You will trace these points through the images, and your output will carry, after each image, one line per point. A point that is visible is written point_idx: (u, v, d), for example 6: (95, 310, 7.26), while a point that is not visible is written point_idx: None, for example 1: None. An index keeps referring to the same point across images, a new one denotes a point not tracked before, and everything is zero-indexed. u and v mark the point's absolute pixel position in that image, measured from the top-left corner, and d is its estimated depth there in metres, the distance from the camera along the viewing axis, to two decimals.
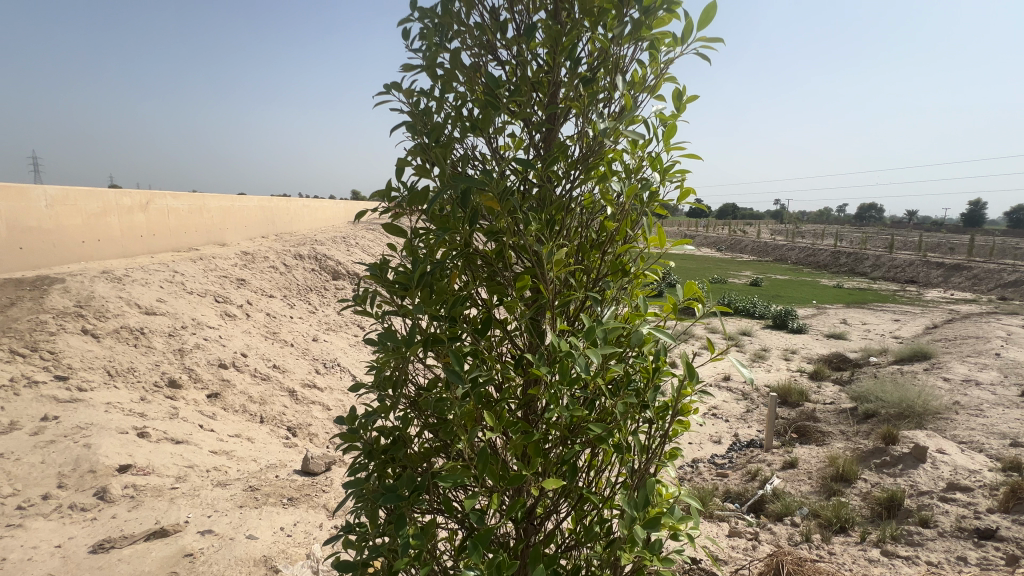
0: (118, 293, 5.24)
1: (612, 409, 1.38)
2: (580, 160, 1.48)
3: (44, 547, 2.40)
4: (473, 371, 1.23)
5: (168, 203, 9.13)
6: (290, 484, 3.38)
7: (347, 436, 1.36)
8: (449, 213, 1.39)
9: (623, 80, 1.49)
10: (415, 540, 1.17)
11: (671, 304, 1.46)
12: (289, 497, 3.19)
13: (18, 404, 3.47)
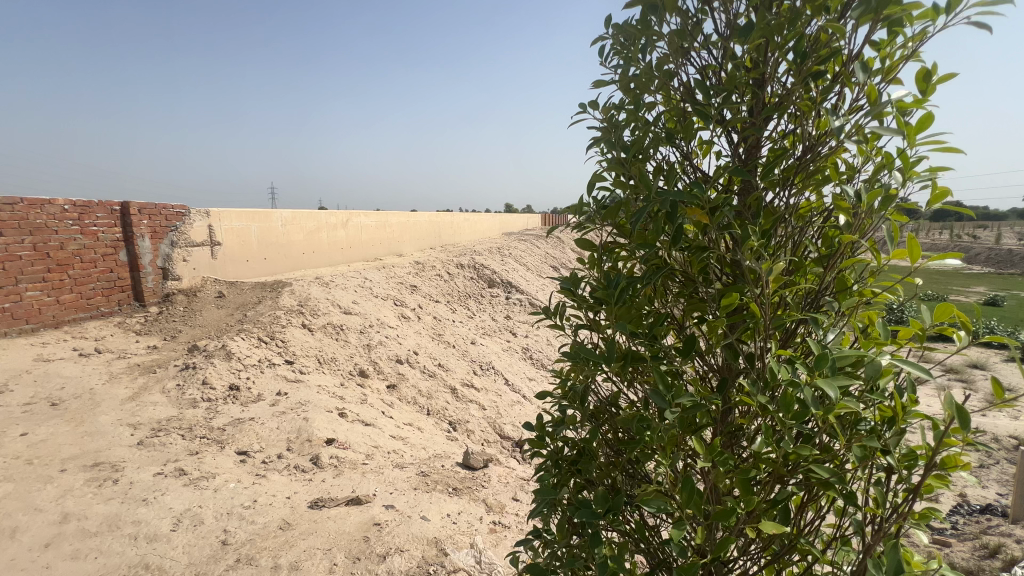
0: (326, 295, 6.39)
1: (839, 451, 1.21)
2: (795, 164, 1.37)
3: (280, 495, 3.00)
4: (676, 395, 1.18)
5: (361, 221, 10.86)
6: (454, 475, 3.70)
7: (535, 444, 1.46)
8: (647, 229, 1.36)
9: (859, 66, 1.29)
10: (613, 561, 1.18)
11: (917, 332, 1.22)
12: (454, 487, 3.49)
13: (263, 379, 4.43)
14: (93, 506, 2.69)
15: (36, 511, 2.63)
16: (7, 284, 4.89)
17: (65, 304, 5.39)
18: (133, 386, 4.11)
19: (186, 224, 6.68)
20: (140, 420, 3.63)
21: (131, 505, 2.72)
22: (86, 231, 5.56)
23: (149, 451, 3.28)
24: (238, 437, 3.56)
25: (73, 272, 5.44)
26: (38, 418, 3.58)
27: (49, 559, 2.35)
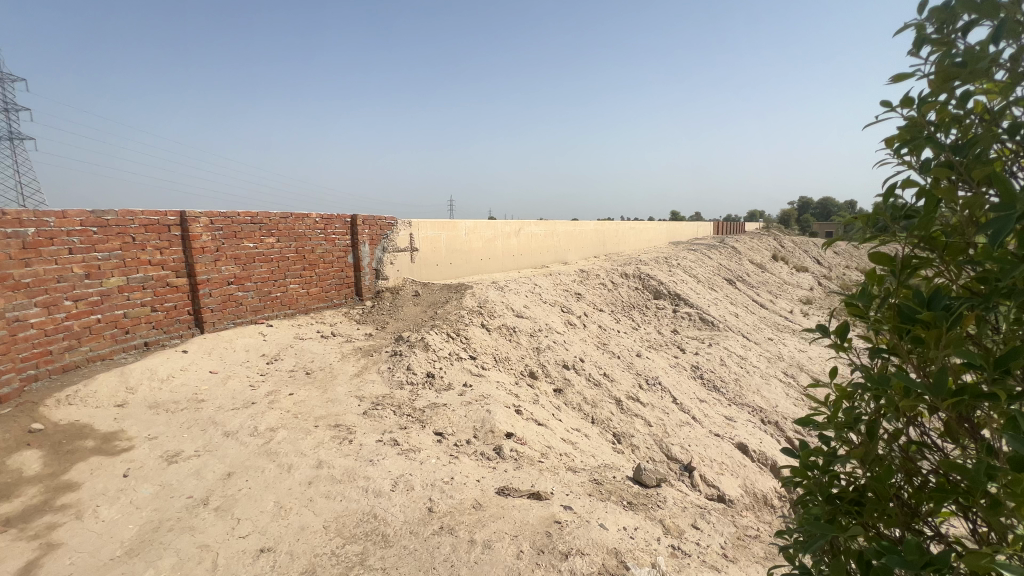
0: (502, 298, 6.92)
1: None
2: None
3: (472, 477, 3.33)
4: None
5: (532, 229, 11.47)
6: (627, 488, 3.64)
7: (799, 472, 1.50)
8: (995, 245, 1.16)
9: None
10: None
11: None
12: (628, 500, 3.44)
13: (452, 370, 5.01)
14: (337, 458, 3.36)
15: (303, 455, 3.40)
16: (279, 278, 6.38)
17: (313, 295, 6.84)
18: (358, 365, 5.04)
19: (394, 233, 7.97)
20: (363, 393, 4.42)
21: (363, 463, 3.32)
22: (328, 238, 6.99)
23: (371, 421, 3.96)
24: (435, 419, 4.07)
25: (319, 270, 6.90)
26: (298, 383, 4.63)
27: (312, 494, 3.00)
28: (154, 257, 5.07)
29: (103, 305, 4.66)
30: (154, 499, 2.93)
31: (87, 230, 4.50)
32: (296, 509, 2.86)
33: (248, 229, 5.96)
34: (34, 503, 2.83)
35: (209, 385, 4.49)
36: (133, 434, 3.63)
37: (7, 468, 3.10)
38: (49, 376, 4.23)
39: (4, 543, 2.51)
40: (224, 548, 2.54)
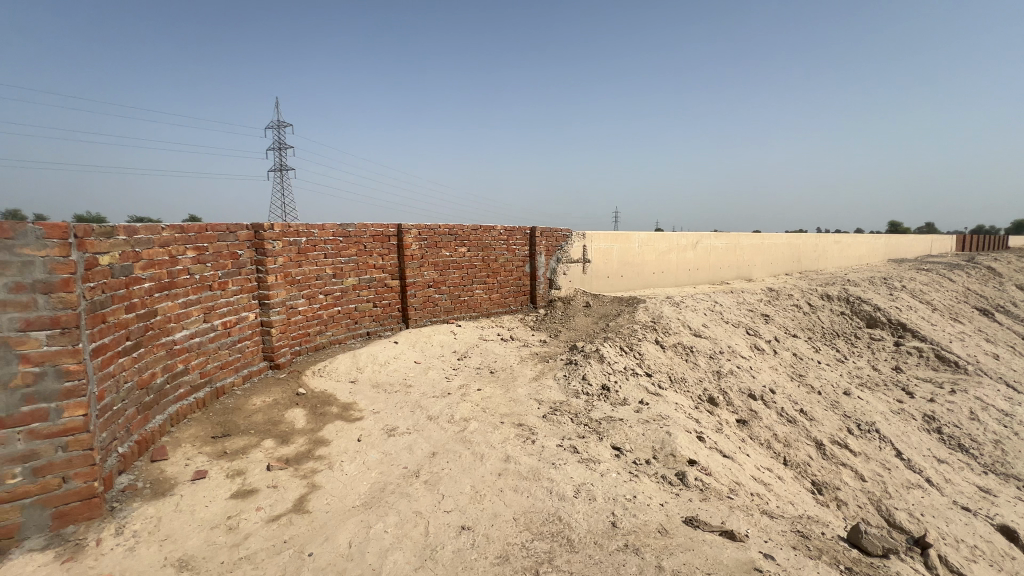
0: (678, 315, 6.56)
1: None
2: None
3: (654, 500, 3.21)
4: None
5: (710, 242, 10.62)
6: (842, 550, 3.07)
7: None
8: None
9: None
10: None
11: None
12: (846, 565, 2.89)
13: (627, 386, 4.92)
14: (522, 456, 3.60)
15: (492, 447, 3.72)
16: (467, 283, 7.14)
17: (494, 301, 7.48)
18: (535, 370, 5.33)
19: (568, 245, 8.23)
20: (542, 397, 4.65)
21: (546, 465, 3.49)
22: (510, 248, 7.55)
23: (550, 425, 4.14)
24: (612, 432, 4.05)
25: (500, 278, 7.51)
26: (484, 380, 5.11)
27: (502, 486, 3.25)
28: (378, 262, 6.15)
29: (343, 298, 5.81)
30: (379, 464, 3.53)
31: (336, 239, 5.64)
32: (489, 496, 3.13)
33: (446, 239, 6.79)
34: (303, 449, 3.66)
35: (415, 373, 5.24)
36: (363, 407, 4.44)
37: (285, 420, 4.08)
38: (307, 352, 5.39)
39: (287, 476, 3.30)
40: (433, 518, 2.90)
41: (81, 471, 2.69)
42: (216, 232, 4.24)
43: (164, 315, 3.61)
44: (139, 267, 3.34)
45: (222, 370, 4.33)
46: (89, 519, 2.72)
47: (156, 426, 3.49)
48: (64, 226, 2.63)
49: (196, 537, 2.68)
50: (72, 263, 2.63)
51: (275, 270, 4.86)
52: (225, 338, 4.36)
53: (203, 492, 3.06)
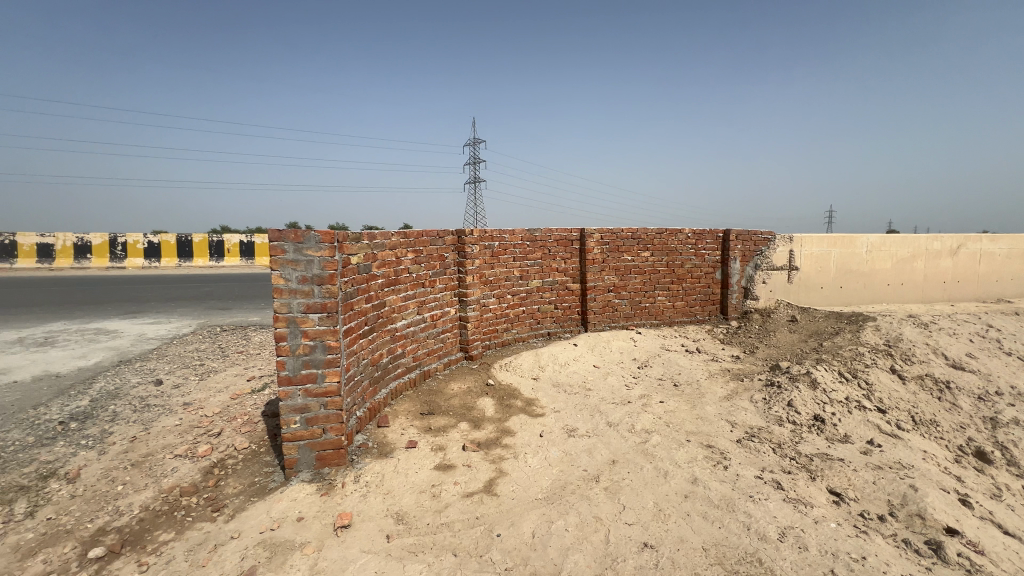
0: (927, 339, 5.20)
1: None
2: None
3: (892, 569, 2.57)
4: None
5: (981, 247, 8.10)
6: None
7: None
8: None
9: None
10: None
11: None
12: None
13: (849, 420, 4.07)
14: (712, 481, 3.29)
15: (676, 465, 3.50)
16: (649, 289, 6.87)
17: (678, 308, 7.06)
18: (727, 389, 4.83)
19: (769, 249, 7.26)
20: (735, 419, 4.18)
21: (741, 496, 3.12)
22: (698, 254, 7.03)
23: (746, 452, 3.69)
24: (829, 474, 3.40)
25: (685, 284, 7.06)
26: (667, 392, 4.84)
27: (688, 509, 3.02)
28: (561, 265, 6.36)
29: (528, 299, 6.18)
30: (560, 462, 3.63)
31: (524, 243, 6.03)
32: (674, 517, 2.94)
33: (629, 243, 6.66)
34: (492, 436, 4.01)
35: (594, 377, 5.27)
36: (544, 404, 4.65)
37: (478, 407, 4.52)
38: (495, 347, 5.89)
39: (480, 459, 3.65)
40: (614, 528, 2.85)
41: (334, 426, 3.41)
42: (429, 237, 4.93)
43: (391, 306, 4.35)
44: (376, 266, 4.08)
45: (429, 356, 5.03)
46: (337, 465, 3.44)
47: (382, 398, 4.23)
48: (332, 233, 3.37)
49: (409, 497, 3.16)
50: (335, 262, 3.35)
51: (473, 271, 5.43)
52: (432, 328, 5.05)
53: (414, 459, 3.59)
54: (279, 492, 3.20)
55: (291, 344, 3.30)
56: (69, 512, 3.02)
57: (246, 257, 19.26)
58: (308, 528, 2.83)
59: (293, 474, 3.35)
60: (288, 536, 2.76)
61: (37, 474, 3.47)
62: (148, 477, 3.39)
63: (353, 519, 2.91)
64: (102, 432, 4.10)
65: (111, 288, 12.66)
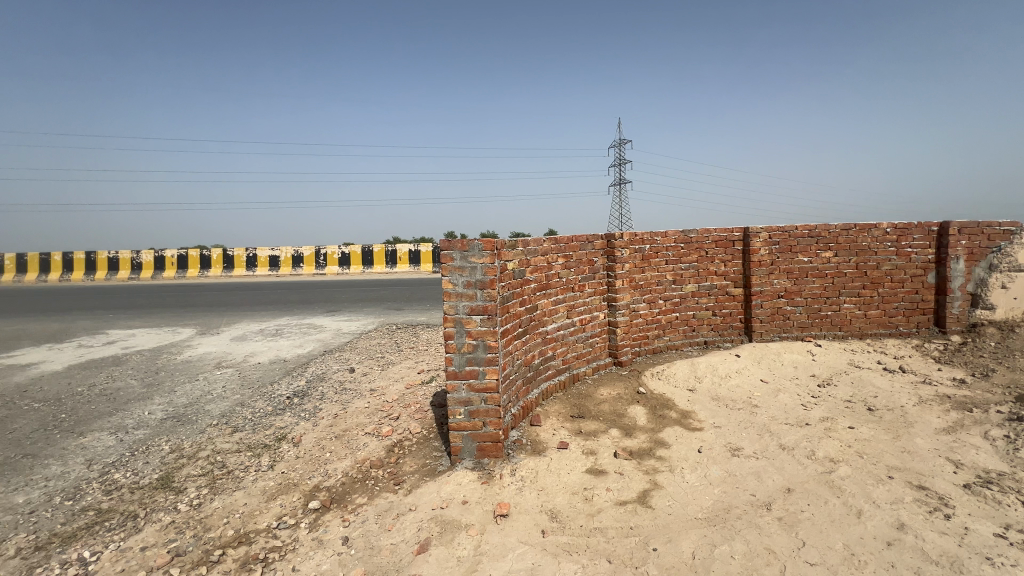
0: None
1: None
2: None
3: None
4: None
5: None
6: None
7: None
8: None
9: None
10: None
11: None
12: None
13: None
14: (929, 531, 2.68)
15: (875, 505, 2.94)
16: (832, 295, 5.92)
17: (871, 319, 5.95)
18: (947, 420, 3.90)
19: (1009, 246, 5.70)
20: (961, 459, 3.35)
21: (973, 555, 2.49)
22: (900, 253, 5.84)
23: (979, 501, 2.93)
24: None
25: (882, 290, 5.91)
26: (859, 417, 4.10)
27: (892, 559, 2.52)
28: (720, 268, 5.87)
29: (681, 305, 5.84)
30: (722, 482, 3.35)
31: (678, 246, 5.72)
32: (873, 566, 2.47)
33: (805, 243, 5.83)
34: (645, 446, 3.88)
35: (761, 393, 4.73)
36: (702, 418, 4.33)
37: (629, 414, 4.42)
38: (646, 354, 5.69)
39: (632, 468, 3.56)
40: (791, 565, 2.52)
41: (492, 420, 3.68)
42: (579, 242, 5.00)
43: (542, 309, 4.52)
44: (529, 271, 4.28)
45: (578, 360, 5.09)
46: (495, 457, 3.69)
47: (534, 398, 4.41)
48: (492, 241, 3.64)
49: (562, 496, 3.24)
50: (495, 268, 3.61)
51: (622, 275, 5.33)
52: (581, 333, 5.10)
53: (566, 460, 3.66)
54: (446, 475, 3.56)
55: (458, 342, 3.65)
56: (296, 469, 3.81)
57: (414, 264, 21.86)
58: (472, 511, 3.10)
59: (458, 460, 3.70)
60: (455, 516, 3.06)
61: (274, 435, 4.45)
62: (347, 448, 4.09)
63: (511, 510, 3.10)
64: (314, 408, 5.07)
65: (317, 290, 15.55)
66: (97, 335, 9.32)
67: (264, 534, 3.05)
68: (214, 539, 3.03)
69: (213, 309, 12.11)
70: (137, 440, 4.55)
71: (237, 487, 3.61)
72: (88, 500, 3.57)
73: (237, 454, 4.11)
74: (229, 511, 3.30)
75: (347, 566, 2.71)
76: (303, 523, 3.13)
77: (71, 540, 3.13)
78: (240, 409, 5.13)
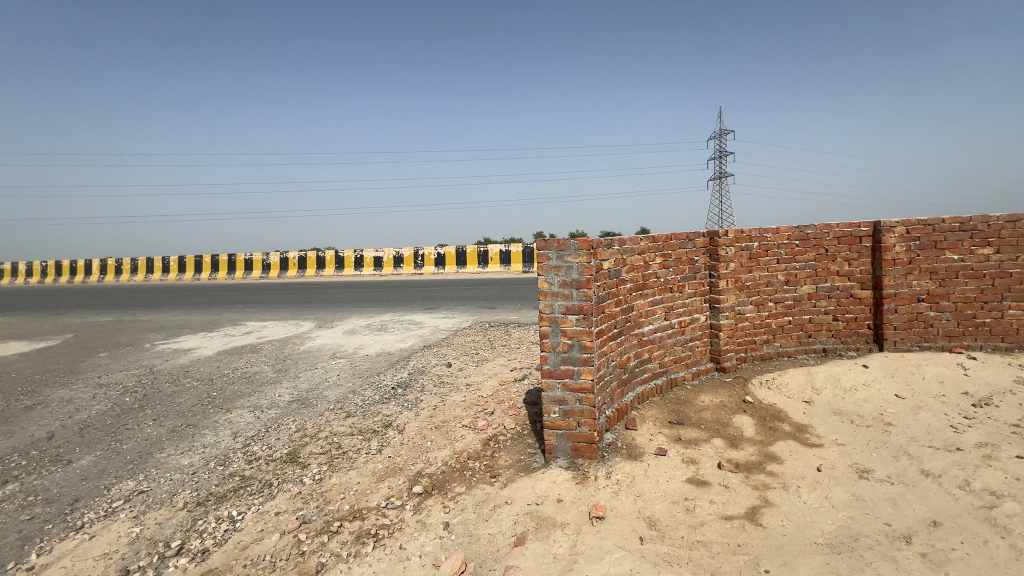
0: None
1: None
2: None
3: None
4: None
5: None
6: None
7: None
8: None
9: None
10: None
11: None
12: None
13: None
14: None
15: None
16: (990, 300, 5.04)
17: None
18: None
19: None
20: None
21: None
22: None
23: None
24: None
25: None
26: None
27: None
28: (842, 268, 5.26)
29: (796, 308, 5.32)
30: (847, 506, 3.00)
31: (791, 243, 5.22)
32: None
33: (954, 238, 5.03)
34: (753, 459, 3.60)
35: (896, 410, 4.15)
36: (821, 433, 3.91)
37: (734, 424, 4.13)
38: (753, 360, 5.28)
39: (739, 481, 3.32)
40: None
41: (587, 421, 3.66)
42: (678, 240, 4.77)
43: (638, 310, 4.39)
44: (625, 270, 4.18)
45: (676, 364, 4.87)
46: (590, 458, 3.66)
47: (629, 401, 4.30)
48: (588, 241, 3.61)
49: (661, 504, 3.12)
50: (591, 267, 3.58)
51: (727, 275, 4.99)
52: (680, 335, 4.87)
53: (664, 467, 3.52)
54: (540, 472, 3.61)
55: (553, 341, 3.68)
56: (401, 454, 4.10)
57: (504, 264, 22.35)
58: (567, 510, 3.10)
59: (552, 458, 3.73)
60: (550, 513, 3.09)
61: (381, 422, 4.83)
62: (446, 438, 4.31)
63: (607, 513, 3.05)
64: (416, 399, 5.42)
65: (416, 289, 16.54)
66: (238, 326, 10.81)
67: (374, 511, 3.33)
68: (333, 512, 3.37)
69: (327, 305, 13.45)
70: (270, 418, 5.21)
71: (351, 467, 3.98)
72: (234, 467, 4.18)
73: (351, 437, 4.53)
74: (345, 488, 3.65)
75: (448, 550, 2.87)
76: (408, 505, 3.37)
77: (223, 499, 3.68)
78: (352, 396, 5.64)
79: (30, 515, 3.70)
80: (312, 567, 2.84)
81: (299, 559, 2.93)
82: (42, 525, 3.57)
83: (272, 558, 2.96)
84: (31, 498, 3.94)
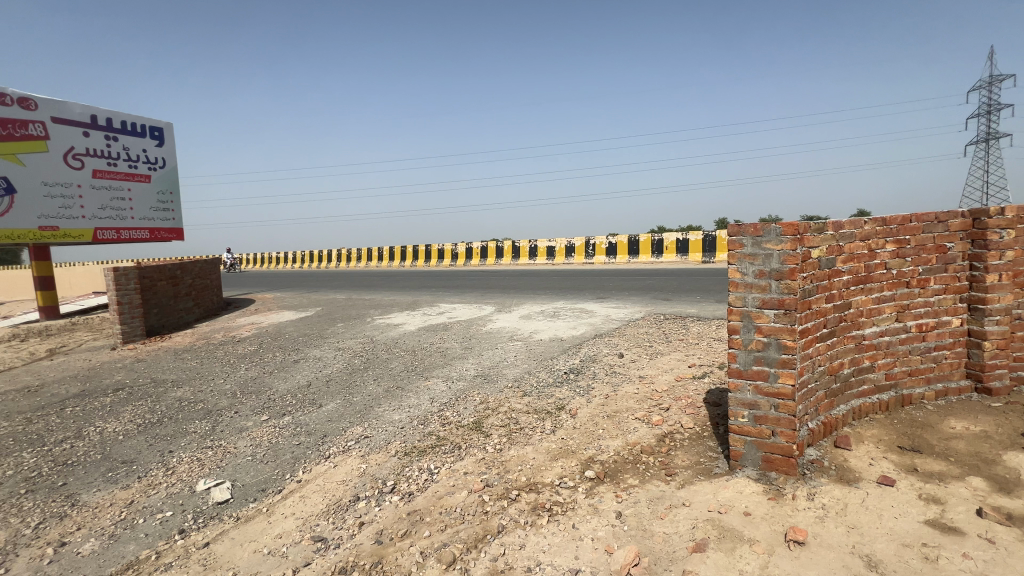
0: None
1: None
2: None
3: None
4: None
5: None
6: None
7: None
8: None
9: None
10: None
11: None
12: None
13: None
14: None
15: None
16: None
17: None
18: None
19: None
20: None
21: None
22: None
23: None
24: None
25: None
26: None
27: None
28: None
29: None
30: None
31: None
32: None
33: None
34: None
35: None
36: None
37: (1005, 463, 3.15)
38: None
39: (1013, 538, 2.53)
40: None
41: (784, 431, 3.21)
42: (922, 223, 3.79)
43: (858, 308, 3.65)
44: (842, 260, 3.51)
45: (911, 377, 3.93)
46: (786, 473, 3.22)
47: (840, 414, 3.65)
48: (795, 224, 3.11)
49: (885, 544, 2.57)
50: (798, 256, 3.10)
51: (1000, 267, 3.78)
52: (919, 342, 3.90)
53: (891, 499, 2.89)
54: (724, 479, 3.32)
55: (744, 338, 3.32)
56: (573, 438, 4.22)
57: (681, 253, 20.92)
58: (757, 526, 2.79)
59: (738, 466, 3.39)
60: (736, 525, 2.82)
61: (555, 404, 5.04)
62: (618, 428, 4.28)
63: (808, 539, 2.65)
64: (588, 386, 5.49)
65: (587, 278, 16.68)
66: (434, 307, 12.47)
67: (549, 488, 3.51)
68: (512, 481, 3.67)
69: (505, 292, 14.53)
70: (459, 389, 5.90)
71: (528, 443, 4.26)
72: (431, 427, 4.86)
73: (527, 415, 4.84)
74: (522, 461, 3.93)
75: (621, 539, 2.86)
76: (581, 488, 3.46)
77: (424, 453, 4.33)
78: (528, 377, 6.01)
79: (298, 441, 4.93)
80: (495, 526, 3.14)
81: (484, 517, 3.27)
82: (305, 450, 4.74)
83: (462, 511, 3.37)
84: (298, 429, 5.25)
